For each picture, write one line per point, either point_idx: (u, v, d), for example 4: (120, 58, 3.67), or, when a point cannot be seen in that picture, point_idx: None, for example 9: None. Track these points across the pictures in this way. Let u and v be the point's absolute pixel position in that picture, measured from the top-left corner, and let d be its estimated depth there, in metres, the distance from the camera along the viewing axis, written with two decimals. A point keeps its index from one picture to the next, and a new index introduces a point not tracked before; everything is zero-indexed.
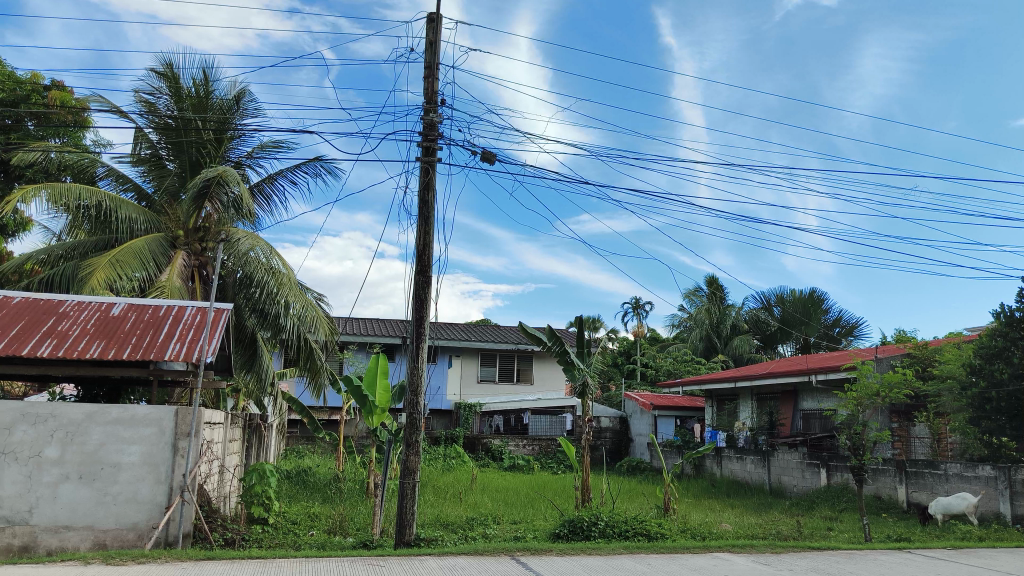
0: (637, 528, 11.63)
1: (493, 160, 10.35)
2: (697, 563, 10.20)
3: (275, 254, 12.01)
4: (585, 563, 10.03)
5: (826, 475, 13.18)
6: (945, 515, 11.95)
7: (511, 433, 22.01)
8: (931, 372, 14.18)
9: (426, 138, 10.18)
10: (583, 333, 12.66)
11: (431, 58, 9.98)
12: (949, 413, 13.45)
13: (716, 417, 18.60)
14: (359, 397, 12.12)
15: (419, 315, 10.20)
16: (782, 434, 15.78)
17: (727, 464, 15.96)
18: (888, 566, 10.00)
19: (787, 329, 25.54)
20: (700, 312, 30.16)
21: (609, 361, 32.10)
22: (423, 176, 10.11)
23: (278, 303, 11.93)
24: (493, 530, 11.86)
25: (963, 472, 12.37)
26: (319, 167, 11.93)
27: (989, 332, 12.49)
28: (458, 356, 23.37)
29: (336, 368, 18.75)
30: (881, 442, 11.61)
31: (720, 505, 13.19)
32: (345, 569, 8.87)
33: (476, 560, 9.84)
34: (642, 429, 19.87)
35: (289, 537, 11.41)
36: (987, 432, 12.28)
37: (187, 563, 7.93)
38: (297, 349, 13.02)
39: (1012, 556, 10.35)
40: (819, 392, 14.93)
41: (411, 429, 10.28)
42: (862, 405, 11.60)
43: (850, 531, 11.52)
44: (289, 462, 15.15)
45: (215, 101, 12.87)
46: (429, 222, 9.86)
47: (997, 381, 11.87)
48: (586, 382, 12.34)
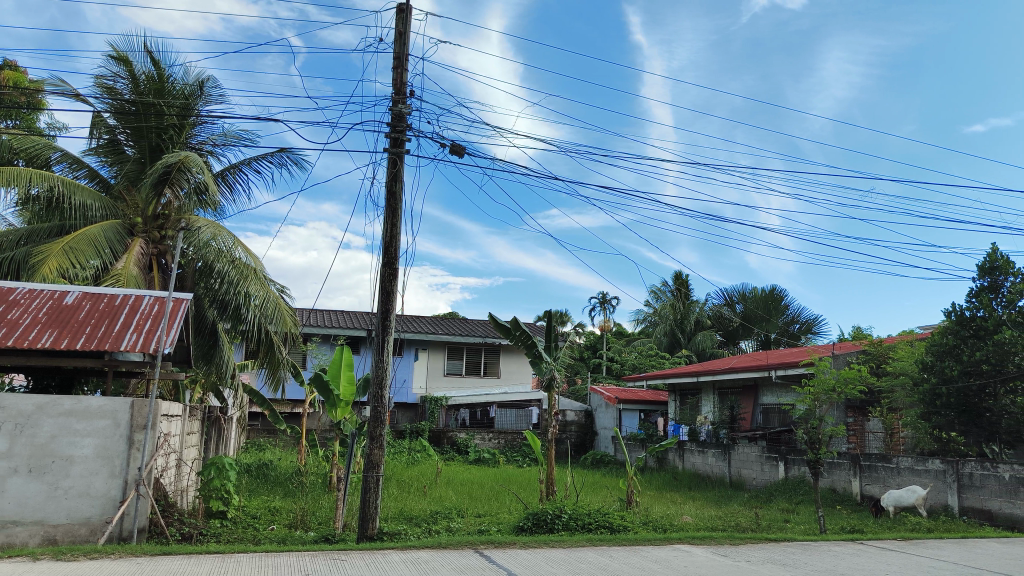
0: (600, 521, 11.75)
1: (461, 152, 10.31)
2: (657, 555, 10.36)
3: (237, 244, 11.80)
4: (547, 555, 10.08)
5: (784, 468, 13.48)
6: (896, 507, 12.30)
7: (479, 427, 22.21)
8: (885, 368, 14.65)
9: (393, 129, 10.12)
10: (550, 326, 12.72)
11: (400, 48, 9.91)
12: (903, 409, 13.89)
13: (679, 411, 18.84)
14: (323, 390, 11.93)
15: (385, 307, 10.13)
16: (742, 428, 16.08)
17: (689, 458, 16.23)
18: (841, 557, 10.29)
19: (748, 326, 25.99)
20: (665, 309, 30.55)
21: (575, 355, 32.28)
22: (391, 167, 10.07)
23: (239, 293, 11.68)
24: (457, 523, 11.86)
25: (914, 466, 12.82)
26: (285, 158, 11.74)
27: (940, 330, 12.93)
28: (425, 349, 23.26)
29: (300, 361, 18.50)
30: (836, 436, 11.86)
31: (681, 497, 13.39)
32: (308, 563, 8.76)
33: (439, 554, 9.83)
34: (606, 424, 20.03)
35: (248, 532, 11.24)
36: (937, 427, 12.72)
37: (143, 558, 7.75)
38: (258, 341, 12.75)
39: (957, 547, 10.76)
40: (779, 387, 15.26)
41: (376, 422, 10.21)
42: (818, 400, 11.82)
43: (806, 523, 11.81)
44: (250, 456, 14.90)
45: (175, 86, 12.57)
46: (396, 213, 9.85)
47: (947, 377, 12.29)
48: (553, 375, 12.38)
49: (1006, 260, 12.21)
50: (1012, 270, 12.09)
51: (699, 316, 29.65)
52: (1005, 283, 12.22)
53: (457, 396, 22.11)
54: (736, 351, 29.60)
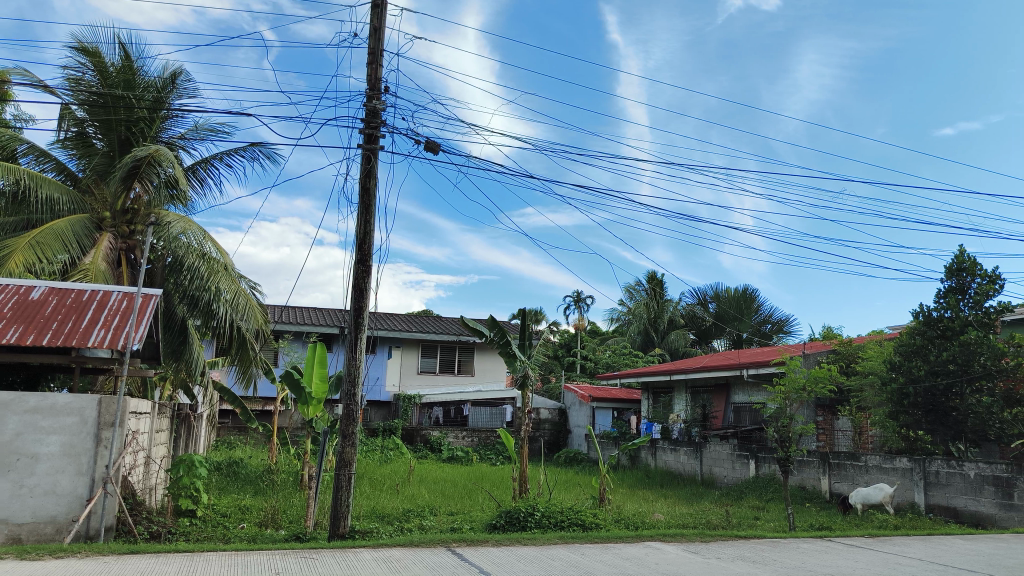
0: (572, 518, 11.78)
1: (436, 149, 10.26)
2: (629, 552, 10.41)
3: (207, 239, 11.65)
4: (519, 553, 10.08)
5: (754, 466, 13.60)
6: (864, 505, 12.45)
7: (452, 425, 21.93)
8: (854, 368, 14.82)
9: (368, 125, 10.05)
10: (525, 325, 12.71)
11: (375, 44, 9.84)
12: (871, 407, 14.08)
13: (652, 409, 18.94)
14: (295, 388, 11.82)
15: (358, 305, 10.07)
16: (714, 426, 16.21)
17: (661, 456, 16.32)
18: (809, 554, 10.40)
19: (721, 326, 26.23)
20: (638, 307, 30.68)
21: (549, 353, 32.33)
22: (365, 163, 10.00)
23: (210, 289, 11.52)
24: (430, 522, 11.83)
25: (882, 464, 13.00)
26: (257, 152, 11.62)
27: (908, 330, 13.09)
28: (398, 347, 23.17)
29: (272, 358, 18.33)
30: (806, 435, 12.00)
31: (653, 495, 13.46)
32: (278, 562, 8.67)
33: (411, 552, 9.79)
34: (580, 422, 20.09)
35: (218, 530, 11.12)
36: (904, 426, 12.90)
37: (110, 557, 7.63)
38: (229, 338, 12.59)
39: (923, 544, 10.91)
40: (750, 386, 15.37)
41: (348, 420, 10.15)
42: (789, 399, 11.93)
43: (776, 520, 11.92)
44: (220, 454, 14.73)
45: (146, 80, 12.39)
46: (370, 209, 9.78)
47: (915, 377, 12.47)
48: (527, 373, 12.38)
49: (973, 262, 12.40)
50: (979, 272, 12.29)
51: (673, 315, 29.85)
52: (972, 284, 12.42)
53: (431, 394, 22.06)
54: (708, 350, 29.84)
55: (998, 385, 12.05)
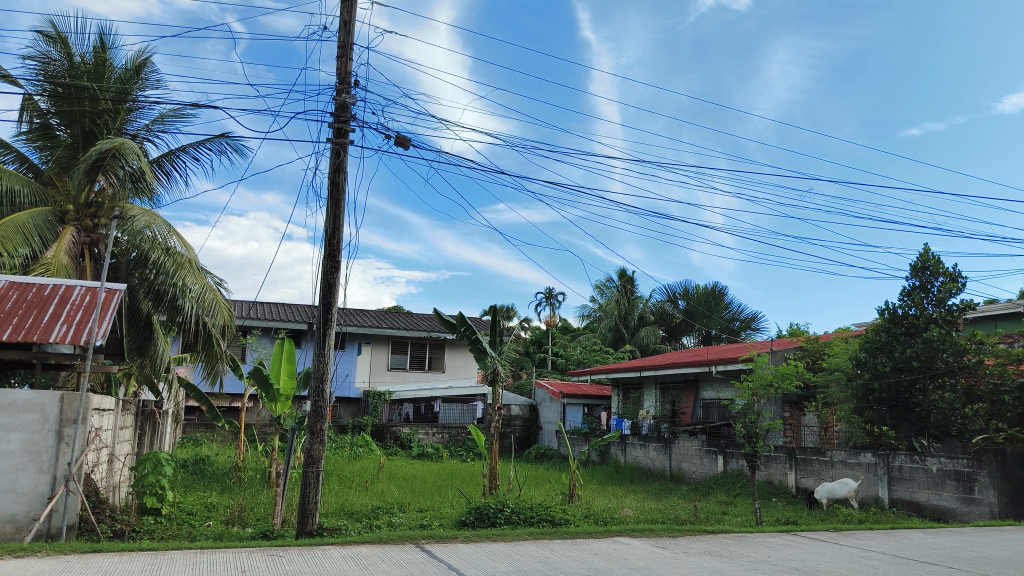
0: (541, 514, 11.79)
1: (406, 144, 10.20)
2: (597, 547, 10.45)
3: (173, 233, 11.48)
4: (488, 549, 10.08)
5: (722, 462, 13.71)
6: (829, 499, 12.61)
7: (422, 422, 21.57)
8: (820, 364, 15.01)
9: (337, 119, 9.95)
10: (496, 322, 12.66)
11: (344, 37, 9.75)
12: (836, 403, 14.25)
13: (622, 405, 19.05)
14: (263, 384, 11.68)
15: (327, 300, 9.97)
16: (683, 422, 16.35)
17: (631, 452, 16.41)
18: (775, 549, 10.50)
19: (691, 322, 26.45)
20: (609, 304, 30.82)
21: (521, 349, 32.38)
22: (334, 157, 9.91)
23: (175, 285, 11.34)
24: (399, 518, 11.78)
25: (847, 459, 13.21)
26: (224, 144, 11.33)
27: (873, 327, 13.27)
28: (368, 344, 23.05)
29: (240, 354, 18.14)
30: (772, 430, 12.14)
31: (623, 490, 13.53)
32: (244, 561, 8.55)
33: (380, 549, 9.73)
34: (551, 418, 20.13)
35: (184, 528, 10.98)
36: (869, 421, 13.09)
37: (72, 557, 7.48)
38: (195, 334, 12.41)
39: (886, 538, 11.08)
40: (719, 382, 15.48)
41: (316, 417, 10.06)
42: (756, 395, 12.05)
43: (743, 515, 12.04)
44: (185, 451, 14.55)
45: (113, 71, 12.15)
46: (339, 204, 9.70)
47: (880, 373, 12.64)
48: (497, 370, 12.34)
49: (936, 260, 12.61)
50: (942, 270, 12.50)
51: (643, 312, 30.00)
52: (935, 283, 12.62)
53: (401, 391, 22.00)
54: (678, 346, 30.08)
55: (960, 381, 12.29)
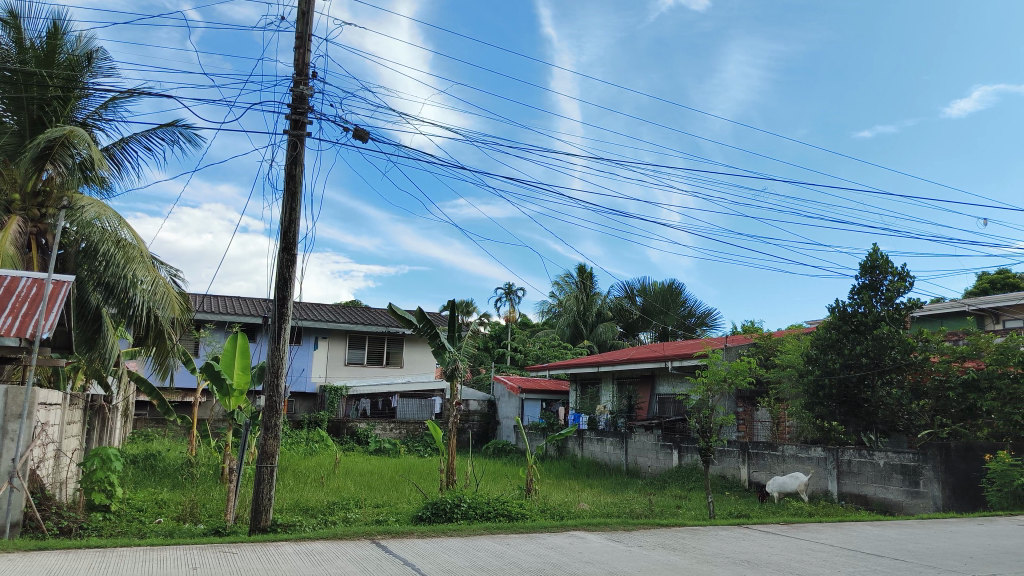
0: (498, 509, 11.82)
1: (364, 137, 10.12)
2: (553, 541, 10.51)
3: (123, 225, 11.24)
4: (445, 545, 10.06)
5: (677, 456, 13.89)
6: (780, 493, 12.85)
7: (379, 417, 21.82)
8: (772, 360, 15.32)
9: (294, 111, 9.84)
10: (454, 317, 12.59)
11: (302, 28, 9.64)
12: (788, 399, 14.56)
13: (579, 400, 19.19)
14: (216, 379, 11.46)
15: (282, 294, 9.78)
16: (639, 417, 16.54)
17: (588, 446, 16.54)
18: (727, 541, 10.66)
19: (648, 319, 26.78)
20: (569, 300, 31.02)
21: (480, 344, 32.73)
22: (291, 149, 9.79)
23: (125, 277, 11.08)
24: (354, 514, 11.71)
25: (798, 454, 13.54)
26: (177, 133, 10.79)
27: (824, 324, 13.55)
28: (325, 338, 22.87)
29: (192, 348, 17.89)
30: (726, 425, 12.32)
31: (579, 485, 13.64)
32: (195, 557, 8.41)
33: (335, 545, 9.65)
34: (509, 413, 20.20)
35: (133, 525, 10.76)
36: (820, 417, 13.36)
37: (15, 555, 7.29)
38: (145, 328, 12.17)
39: (835, 530, 11.33)
40: (674, 378, 15.68)
41: (270, 412, 9.88)
42: (710, 390, 12.23)
43: (697, 508, 12.22)
44: (135, 446, 14.27)
45: (64, 57, 11.80)
46: (295, 197, 9.59)
47: (830, 369, 12.92)
48: (457, 365, 12.25)
49: (885, 260, 12.93)
50: (891, 269, 12.82)
51: (601, 308, 30.22)
52: (884, 282, 12.93)
53: (358, 386, 21.86)
54: (635, 342, 30.43)
55: (907, 377, 12.62)
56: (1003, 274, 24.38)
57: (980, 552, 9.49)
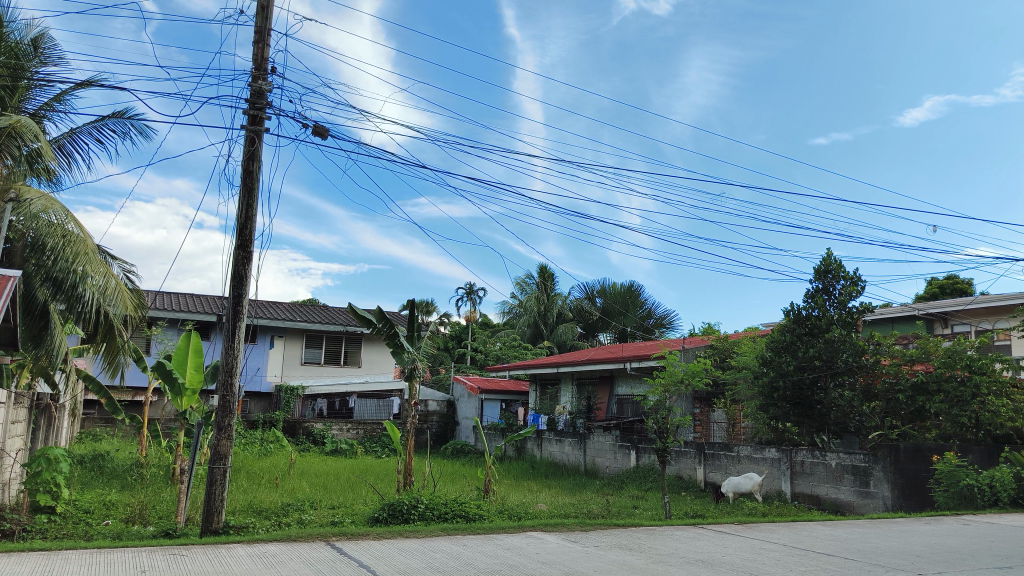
0: (456, 510, 11.76)
1: (324, 134, 9.99)
2: (510, 542, 10.50)
3: (70, 218, 10.84)
4: (401, 546, 9.96)
5: (635, 457, 13.99)
6: (735, 493, 13.03)
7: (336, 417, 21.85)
8: (728, 362, 15.53)
9: (252, 106, 9.68)
10: (413, 316, 12.45)
11: (262, 22, 9.50)
12: (743, 400, 14.78)
13: (539, 401, 19.25)
14: (167, 378, 11.16)
15: (237, 293, 9.54)
16: (598, 417, 16.65)
17: (547, 447, 16.57)
18: (683, 541, 10.76)
19: (607, 320, 26.97)
20: (529, 301, 31.10)
21: (440, 345, 32.64)
22: (248, 145, 9.62)
23: (75, 273, 10.73)
24: (310, 515, 11.56)
25: (753, 454, 13.78)
26: (128, 124, 10.40)
27: (779, 327, 13.72)
28: (280, 337, 22.56)
29: (143, 347, 17.54)
30: (682, 426, 12.43)
31: (537, 485, 13.65)
32: (143, 560, 8.20)
33: (289, 547, 9.49)
34: (468, 414, 20.15)
35: (79, 527, 10.45)
36: (774, 418, 13.57)
37: None
38: (95, 324, 11.84)
39: (788, 530, 11.52)
40: (632, 378, 15.80)
41: (224, 412, 9.63)
42: (668, 391, 12.32)
43: (653, 508, 12.31)
44: (82, 447, 13.89)
45: (10, 44, 11.36)
46: (252, 193, 9.41)
47: (784, 371, 13.10)
48: (416, 365, 12.13)
49: (838, 264, 13.19)
50: (844, 274, 13.08)
51: (562, 309, 30.35)
52: (836, 286, 13.19)
53: (315, 385, 21.62)
54: (595, 343, 30.65)
55: (859, 380, 12.89)
56: (950, 279, 25.12)
57: (926, 550, 9.72)
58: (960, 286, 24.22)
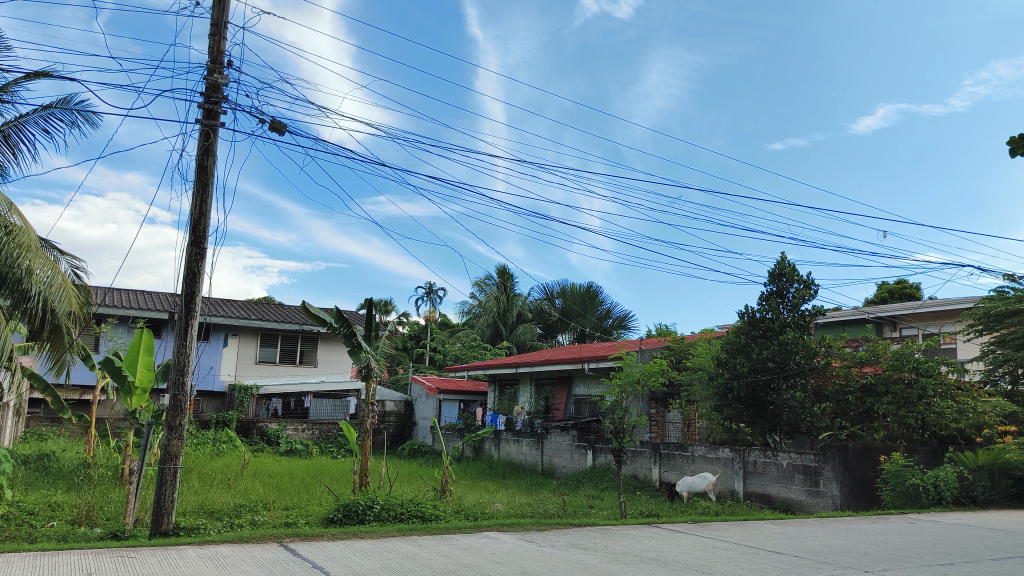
0: (412, 511, 11.70)
1: (281, 130, 9.84)
2: (466, 542, 10.50)
3: (13, 210, 10.45)
4: (355, 547, 9.87)
5: (591, 456, 14.11)
6: (689, 492, 13.23)
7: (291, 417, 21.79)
8: (684, 363, 15.77)
9: (207, 100, 9.47)
10: (371, 315, 12.34)
11: (218, 15, 9.32)
12: (698, 400, 15.03)
13: (498, 401, 19.30)
14: (116, 376, 10.83)
15: (190, 289, 9.29)
16: (556, 417, 16.76)
17: (504, 447, 16.64)
18: (637, 540, 10.89)
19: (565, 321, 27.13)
20: (488, 301, 31.11)
21: (399, 344, 32.54)
22: (203, 140, 9.42)
23: (19, 268, 10.38)
24: (263, 516, 11.40)
25: (707, 454, 14.02)
26: (76, 113, 10.11)
27: (734, 329, 13.93)
28: (235, 335, 22.23)
29: (92, 345, 17.12)
30: (638, 425, 12.55)
31: (494, 485, 13.68)
32: (90, 562, 8.00)
33: (240, 548, 9.35)
34: (426, 414, 20.09)
35: (21, 529, 10.14)
36: (728, 419, 13.80)
37: None
38: (40, 321, 11.49)
39: (739, 528, 11.74)
40: (590, 379, 15.95)
41: (175, 411, 9.36)
42: (625, 391, 12.45)
43: (609, 508, 12.43)
44: (26, 447, 13.50)
45: None
46: (206, 188, 9.22)
47: (738, 373, 13.33)
48: (371, 364, 11.99)
49: (792, 268, 13.45)
50: (797, 277, 13.35)
51: (521, 309, 30.41)
52: (790, 289, 13.45)
53: (270, 385, 21.38)
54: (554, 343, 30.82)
55: (810, 381, 13.17)
56: (899, 284, 25.86)
57: (872, 548, 9.98)
58: (908, 292, 24.98)
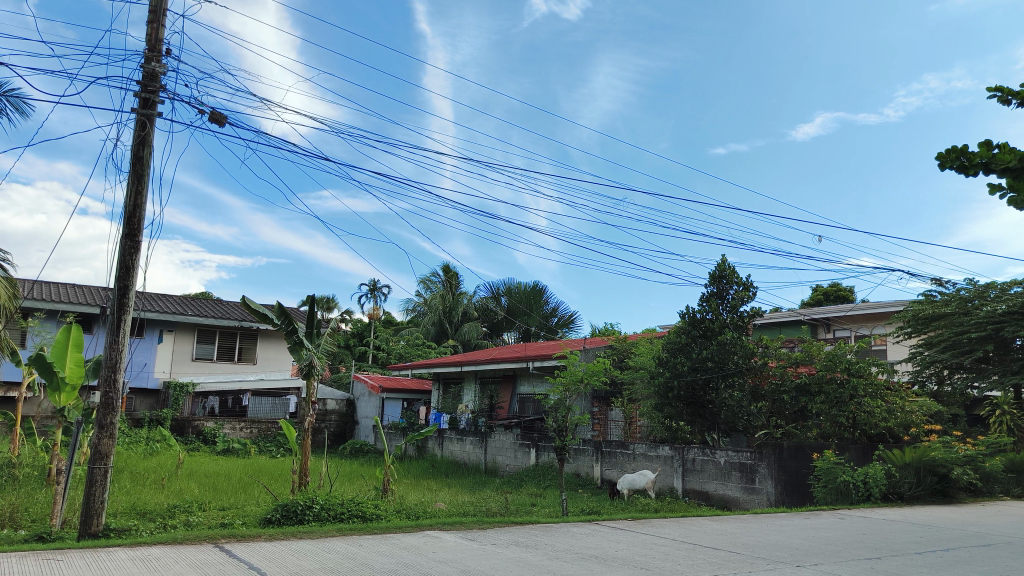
0: (353, 510, 11.58)
1: (221, 122, 9.60)
2: (407, 542, 10.44)
3: None
4: (293, 548, 9.71)
5: (534, 455, 14.21)
6: (629, 490, 13.46)
7: (229, 415, 21.32)
8: (626, 363, 16.01)
9: (144, 89, 9.18)
10: (312, 313, 12.15)
11: (156, 2, 9.05)
12: (639, 399, 15.28)
13: (442, 400, 19.24)
14: (45, 373, 10.41)
15: (123, 283, 9.01)
16: (500, 415, 16.83)
17: (448, 446, 16.62)
18: (578, 538, 11.01)
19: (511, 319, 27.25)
20: (434, 299, 31.01)
21: (341, 342, 32.25)
22: (139, 130, 9.12)
23: None
24: (197, 517, 11.11)
25: (647, 452, 14.26)
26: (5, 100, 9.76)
27: (676, 330, 14.18)
28: (171, 331, 21.64)
29: (19, 341, 16.45)
30: (581, 424, 12.67)
31: (436, 484, 13.65)
32: (12, 565, 7.68)
33: (174, 550, 9.11)
34: (368, 412, 19.91)
35: None
36: (668, 417, 14.08)
37: None
38: None
39: (678, 525, 11.97)
40: (534, 378, 16.09)
41: (106, 409, 9.04)
42: (568, 390, 12.55)
43: (551, 505, 12.54)
44: None
45: None
46: (142, 179, 8.92)
47: (679, 372, 13.57)
48: (313, 362, 11.80)
49: (732, 270, 13.75)
50: (736, 279, 13.67)
51: (467, 308, 30.38)
52: (730, 291, 13.76)
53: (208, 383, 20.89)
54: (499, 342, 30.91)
55: (748, 381, 13.52)
56: (833, 287, 26.78)
57: (805, 544, 10.29)
58: (841, 294, 25.91)
